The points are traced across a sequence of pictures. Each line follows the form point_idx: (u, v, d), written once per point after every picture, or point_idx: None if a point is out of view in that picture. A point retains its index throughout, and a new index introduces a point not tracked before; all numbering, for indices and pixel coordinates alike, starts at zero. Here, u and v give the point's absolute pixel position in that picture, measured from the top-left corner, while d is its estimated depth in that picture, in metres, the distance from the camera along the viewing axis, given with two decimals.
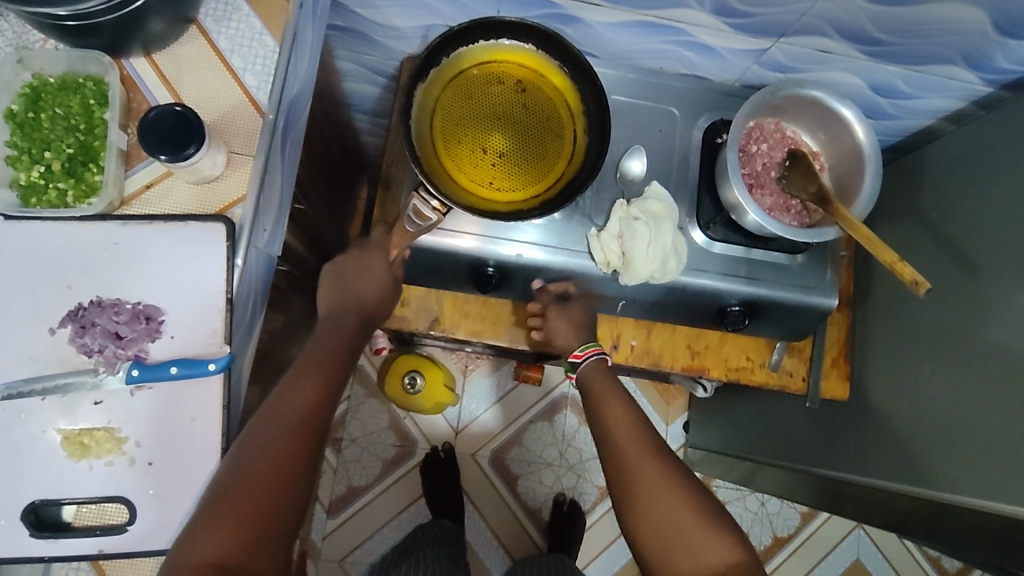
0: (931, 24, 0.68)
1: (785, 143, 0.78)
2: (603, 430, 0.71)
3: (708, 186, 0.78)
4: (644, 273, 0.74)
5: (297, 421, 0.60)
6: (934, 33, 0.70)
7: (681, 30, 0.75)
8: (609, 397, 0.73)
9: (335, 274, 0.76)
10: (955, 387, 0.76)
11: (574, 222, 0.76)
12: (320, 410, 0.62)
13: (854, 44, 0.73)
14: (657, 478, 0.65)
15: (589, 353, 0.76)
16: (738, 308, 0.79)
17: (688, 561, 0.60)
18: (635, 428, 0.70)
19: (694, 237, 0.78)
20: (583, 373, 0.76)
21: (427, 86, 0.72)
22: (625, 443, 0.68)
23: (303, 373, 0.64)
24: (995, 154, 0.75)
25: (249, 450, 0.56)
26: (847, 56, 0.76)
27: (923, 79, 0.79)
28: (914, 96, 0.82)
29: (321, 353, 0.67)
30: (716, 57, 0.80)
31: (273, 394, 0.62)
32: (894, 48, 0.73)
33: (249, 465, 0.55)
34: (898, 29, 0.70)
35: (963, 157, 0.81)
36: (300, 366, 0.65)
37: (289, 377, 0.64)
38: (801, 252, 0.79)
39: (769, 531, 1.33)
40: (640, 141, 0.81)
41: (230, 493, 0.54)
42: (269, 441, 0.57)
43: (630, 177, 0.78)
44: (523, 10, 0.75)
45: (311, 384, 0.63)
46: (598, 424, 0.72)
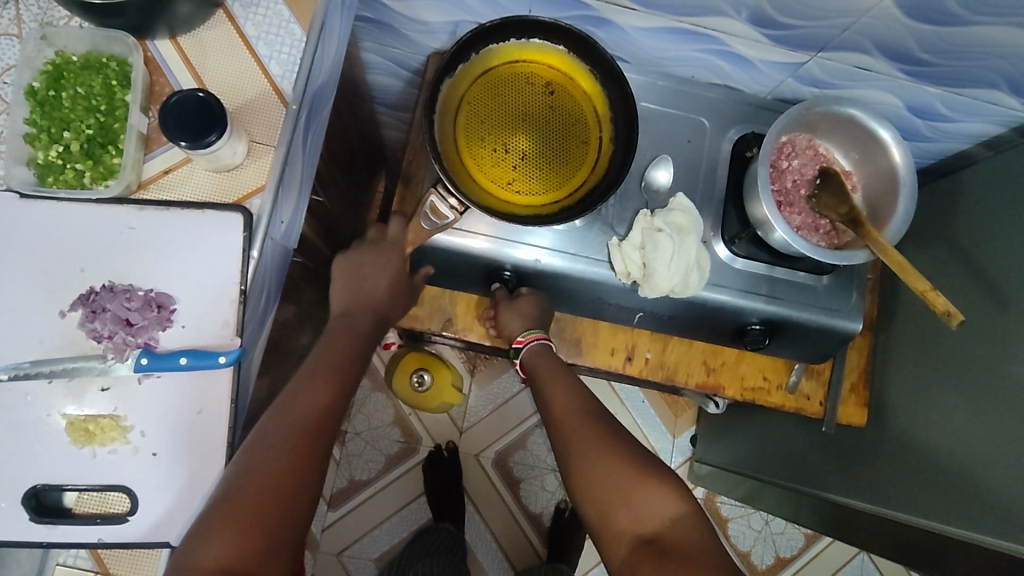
0: (978, 47, 0.66)
1: (817, 160, 0.76)
2: (550, 408, 0.70)
3: (735, 200, 0.77)
4: (665, 287, 0.72)
5: (310, 422, 0.59)
6: (980, 56, 0.67)
7: (717, 39, 0.73)
8: (560, 382, 0.72)
9: (348, 269, 0.75)
10: (979, 420, 0.74)
11: (596, 229, 0.74)
12: (331, 411, 0.61)
13: (895, 62, 0.71)
14: (600, 441, 0.64)
15: (532, 337, 0.76)
16: (758, 327, 0.78)
17: (632, 520, 0.59)
18: (578, 402, 0.70)
19: (717, 251, 0.76)
20: (528, 359, 0.76)
21: (454, 82, 0.71)
22: (572, 417, 0.68)
23: (316, 372, 0.64)
24: None
25: (262, 450, 0.55)
26: (887, 75, 0.74)
27: (963, 102, 0.76)
28: (952, 119, 0.80)
29: (333, 352, 0.67)
30: (750, 68, 0.78)
31: (285, 393, 0.61)
32: (936, 69, 0.71)
33: (260, 467, 0.54)
34: (942, 50, 0.67)
35: (1001, 186, 0.78)
36: (312, 364, 0.64)
37: (301, 376, 0.63)
38: (827, 273, 0.77)
39: (772, 550, 1.31)
40: (667, 150, 0.80)
41: (241, 495, 0.53)
42: (282, 443, 0.56)
43: (655, 187, 0.76)
44: (555, 11, 0.73)
45: (324, 383, 0.62)
46: (544, 402, 0.72)
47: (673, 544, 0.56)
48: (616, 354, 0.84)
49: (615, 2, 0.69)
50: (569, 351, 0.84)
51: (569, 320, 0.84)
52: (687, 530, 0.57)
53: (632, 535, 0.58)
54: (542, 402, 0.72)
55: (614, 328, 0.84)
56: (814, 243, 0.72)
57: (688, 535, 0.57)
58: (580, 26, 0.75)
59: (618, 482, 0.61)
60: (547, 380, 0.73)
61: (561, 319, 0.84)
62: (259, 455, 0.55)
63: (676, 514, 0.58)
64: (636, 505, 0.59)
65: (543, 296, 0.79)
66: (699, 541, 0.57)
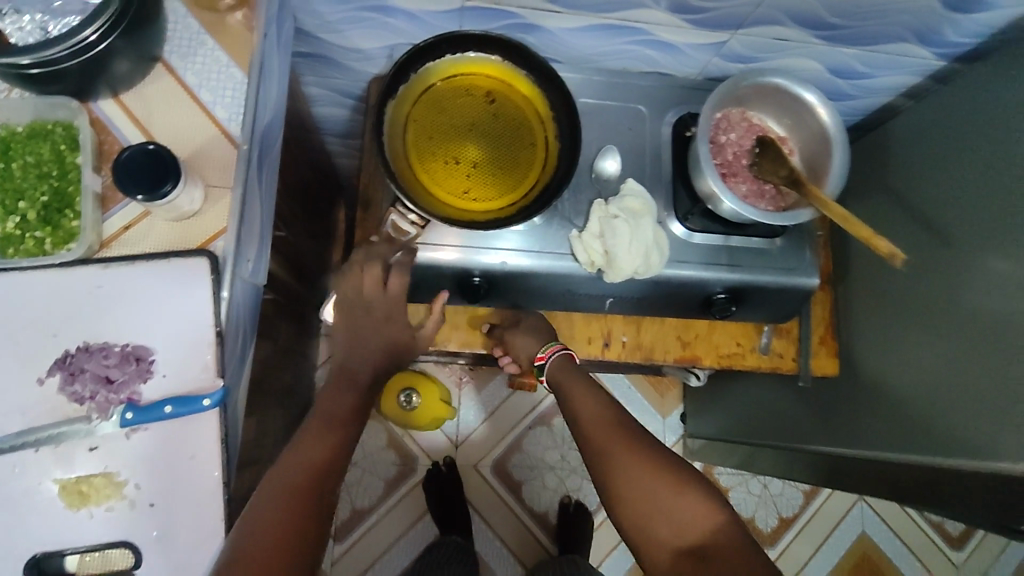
0: (882, 5, 0.70)
1: (753, 131, 0.80)
2: (575, 419, 0.72)
3: (682, 179, 0.80)
4: (629, 270, 0.74)
5: (309, 475, 0.60)
6: (885, 14, 0.72)
7: (641, 29, 0.77)
8: (581, 392, 0.74)
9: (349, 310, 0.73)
10: (942, 351, 0.78)
11: (555, 224, 0.77)
12: (331, 464, 0.62)
13: (809, 30, 0.76)
14: (629, 450, 0.66)
15: (553, 350, 0.78)
16: (723, 295, 0.81)
17: (670, 530, 0.61)
18: (602, 411, 0.71)
19: (674, 230, 0.80)
20: (553, 370, 0.78)
21: (398, 102, 0.73)
22: (601, 425, 0.70)
23: (314, 427, 0.65)
24: (958, 124, 0.78)
25: (264, 506, 0.56)
26: (804, 42, 0.78)
27: (878, 58, 0.81)
28: (871, 75, 0.85)
29: (333, 405, 0.68)
30: (677, 53, 0.82)
31: (287, 450, 0.63)
32: (848, 31, 0.76)
33: (261, 522, 0.55)
34: (848, 12, 0.72)
35: (925, 130, 0.83)
36: (310, 420, 0.66)
37: (301, 433, 0.64)
38: (779, 235, 0.80)
39: (774, 513, 1.36)
40: (612, 140, 0.83)
41: (245, 553, 0.53)
42: (283, 493, 0.58)
43: (605, 177, 0.79)
44: (485, 23, 0.76)
45: (323, 438, 0.64)
46: (571, 414, 0.73)
47: (711, 551, 0.59)
48: (593, 341, 0.86)
49: (540, 8, 0.73)
50: None
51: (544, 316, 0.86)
52: (727, 536, 0.60)
53: (672, 545, 0.60)
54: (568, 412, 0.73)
55: (587, 317, 0.87)
56: (762, 208, 0.76)
57: (725, 541, 0.59)
58: (511, 35, 0.78)
59: (653, 492, 0.63)
60: (569, 391, 0.75)
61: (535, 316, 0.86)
62: (260, 512, 0.56)
63: (714, 520, 0.61)
64: (673, 513, 0.61)
65: (515, 296, 0.82)
66: (742, 547, 0.59)
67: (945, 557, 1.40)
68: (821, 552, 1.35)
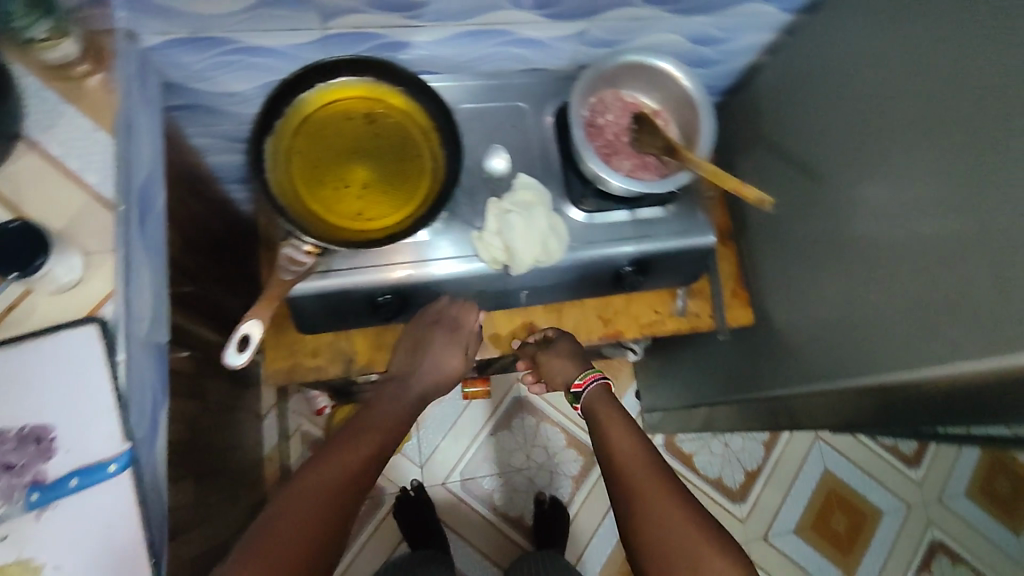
0: None
1: (627, 109, 0.84)
2: (610, 453, 0.75)
3: (570, 165, 0.82)
4: (531, 259, 0.76)
5: (325, 496, 0.64)
6: None
7: (503, 30, 0.79)
8: (618, 427, 0.77)
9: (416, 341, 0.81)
10: (836, 282, 0.81)
11: (455, 229, 0.78)
12: (349, 489, 0.66)
13: (659, 6, 0.79)
14: (664, 494, 0.68)
15: (589, 379, 0.83)
16: (631, 268, 0.84)
17: None
18: (640, 450, 0.74)
19: (571, 215, 0.82)
20: (588, 399, 0.82)
21: (276, 137, 0.73)
22: (634, 465, 0.71)
23: (336, 450, 0.69)
24: (813, 70, 0.82)
25: (279, 524, 0.61)
26: (659, 17, 0.82)
27: (730, 22, 0.86)
28: (729, 38, 0.90)
29: (357, 430, 0.72)
30: (545, 47, 0.85)
31: (307, 469, 0.66)
32: (694, 1, 0.80)
33: (277, 533, 0.60)
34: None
35: (788, 81, 0.88)
36: (333, 442, 0.70)
37: (322, 454, 0.68)
38: (670, 203, 0.84)
39: (740, 468, 1.42)
40: (499, 139, 0.85)
41: (258, 569, 0.58)
42: (317, 490, 0.64)
43: (496, 176, 0.81)
44: (351, 48, 0.78)
45: (342, 461, 0.67)
46: (607, 450, 0.75)
47: None
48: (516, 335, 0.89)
49: (400, 24, 0.75)
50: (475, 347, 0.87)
51: None
52: None
53: None
54: (603, 446, 0.76)
55: (508, 313, 0.89)
56: (647, 180, 0.79)
57: None
58: (380, 55, 0.79)
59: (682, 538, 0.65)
60: (607, 421, 0.78)
61: None
62: (278, 528, 0.60)
63: None
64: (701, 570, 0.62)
65: None
66: None
67: (903, 477, 1.47)
68: (790, 497, 1.42)
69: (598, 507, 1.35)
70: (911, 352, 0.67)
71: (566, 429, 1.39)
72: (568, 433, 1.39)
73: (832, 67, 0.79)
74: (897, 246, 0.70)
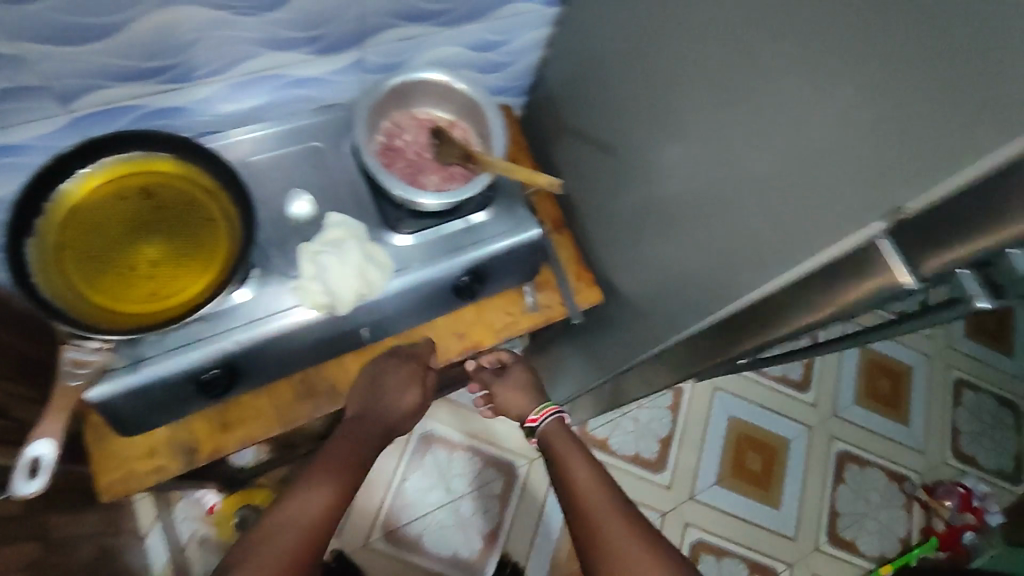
0: None
1: (423, 126, 0.83)
2: (573, 486, 0.78)
3: (377, 193, 0.80)
4: (352, 295, 0.74)
5: (313, 520, 0.67)
6: None
7: (270, 75, 0.78)
8: (578, 460, 0.80)
9: (372, 377, 0.81)
10: (660, 243, 0.84)
11: (271, 284, 0.74)
12: (332, 512, 0.69)
13: (422, 23, 0.80)
14: (632, 534, 0.70)
15: (547, 412, 0.89)
16: (466, 277, 0.82)
17: None
18: (597, 482, 0.77)
19: (391, 242, 0.79)
20: (542, 431, 0.87)
21: (40, 236, 0.67)
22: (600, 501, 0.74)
23: (323, 467, 0.73)
24: (591, 54, 0.86)
25: (268, 551, 0.63)
26: (428, 33, 0.83)
27: (502, 24, 0.88)
28: (508, 40, 0.92)
29: (346, 450, 0.76)
30: (325, 83, 0.83)
31: (294, 492, 0.69)
32: (456, 12, 0.81)
33: (274, 554, 0.63)
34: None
35: (574, 68, 0.91)
36: (317, 463, 0.73)
37: (311, 474, 0.72)
38: (489, 206, 0.83)
39: (652, 438, 1.45)
40: (300, 181, 0.81)
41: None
42: (287, 525, 0.66)
43: (300, 221, 0.78)
44: (109, 124, 0.73)
45: (328, 482, 0.71)
46: (569, 484, 0.78)
47: None
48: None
49: (155, 89, 0.72)
50: (332, 399, 0.82)
51: (317, 371, 0.82)
52: None
53: None
54: (566, 480, 0.78)
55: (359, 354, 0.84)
56: (457, 188, 0.78)
57: None
58: (145, 124, 0.75)
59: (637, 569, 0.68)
60: (563, 458, 0.81)
61: (307, 377, 0.82)
62: (270, 549, 0.64)
63: None
64: None
65: (269, 371, 0.77)
66: None
67: (799, 402, 1.56)
68: (705, 452, 1.47)
69: (527, 518, 1.35)
70: (739, 278, 0.70)
71: (478, 452, 1.37)
72: (481, 453, 1.38)
73: (602, 45, 0.82)
74: (693, 196, 0.73)
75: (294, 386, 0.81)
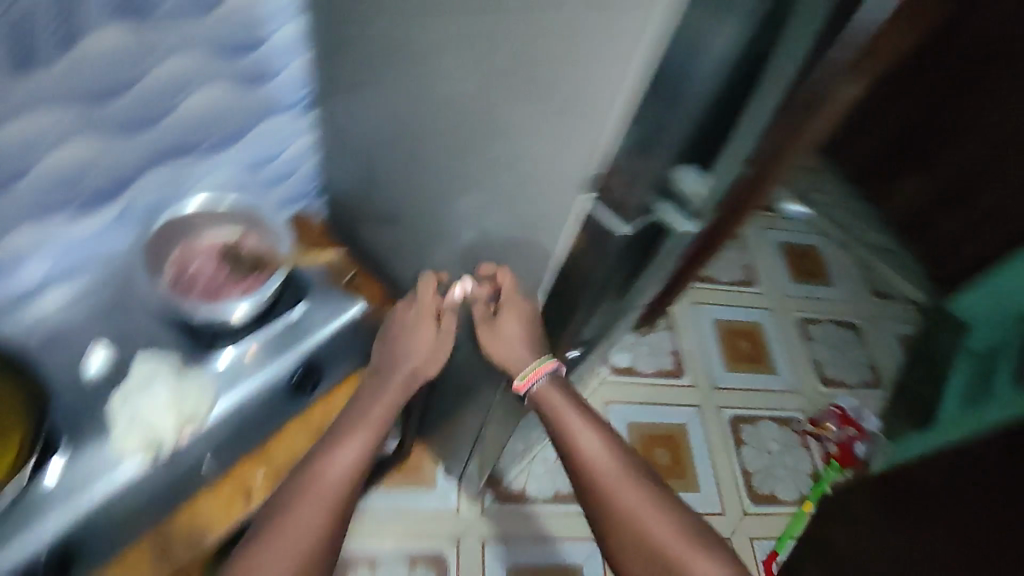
0: (206, 111, 0.78)
1: (210, 251, 0.80)
2: (583, 456, 0.74)
3: (179, 324, 0.78)
4: (172, 428, 0.73)
5: None
6: (218, 115, 0.80)
7: (20, 257, 0.73)
8: (584, 425, 0.75)
9: (387, 344, 0.80)
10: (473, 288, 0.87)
11: (77, 458, 0.69)
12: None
13: (177, 159, 0.81)
14: (652, 511, 0.71)
15: (545, 369, 0.77)
16: (300, 374, 0.82)
17: None
18: (608, 456, 0.74)
19: (210, 365, 0.77)
20: (537, 393, 0.77)
21: None
22: (615, 478, 0.72)
23: (279, 536, 0.65)
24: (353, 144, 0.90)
25: None
26: (187, 167, 0.82)
27: (263, 142, 0.89)
28: (277, 156, 0.93)
29: (310, 502, 0.67)
30: (89, 245, 0.78)
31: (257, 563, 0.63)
32: (210, 141, 0.82)
33: None
34: (192, 129, 0.79)
35: (343, 160, 0.95)
36: (271, 534, 0.65)
37: (272, 537, 0.65)
38: (303, 299, 0.83)
39: (565, 473, 1.47)
40: (89, 348, 0.77)
41: None
42: None
43: (98, 375, 0.75)
44: None
45: (292, 555, 0.64)
46: (575, 456, 0.74)
47: None
48: (233, 503, 0.78)
49: None
50: (194, 543, 0.75)
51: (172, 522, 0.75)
52: None
53: None
54: (567, 446, 0.75)
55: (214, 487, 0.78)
56: (262, 287, 0.78)
57: None
58: None
59: (657, 537, 0.70)
60: (567, 427, 0.75)
61: (161, 533, 0.74)
62: None
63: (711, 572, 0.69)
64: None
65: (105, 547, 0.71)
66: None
67: (679, 387, 1.66)
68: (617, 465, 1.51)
69: None
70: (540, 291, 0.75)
71: (402, 553, 1.31)
72: (405, 554, 1.31)
73: (353, 134, 0.89)
74: (473, 233, 0.79)
75: (149, 546, 0.73)
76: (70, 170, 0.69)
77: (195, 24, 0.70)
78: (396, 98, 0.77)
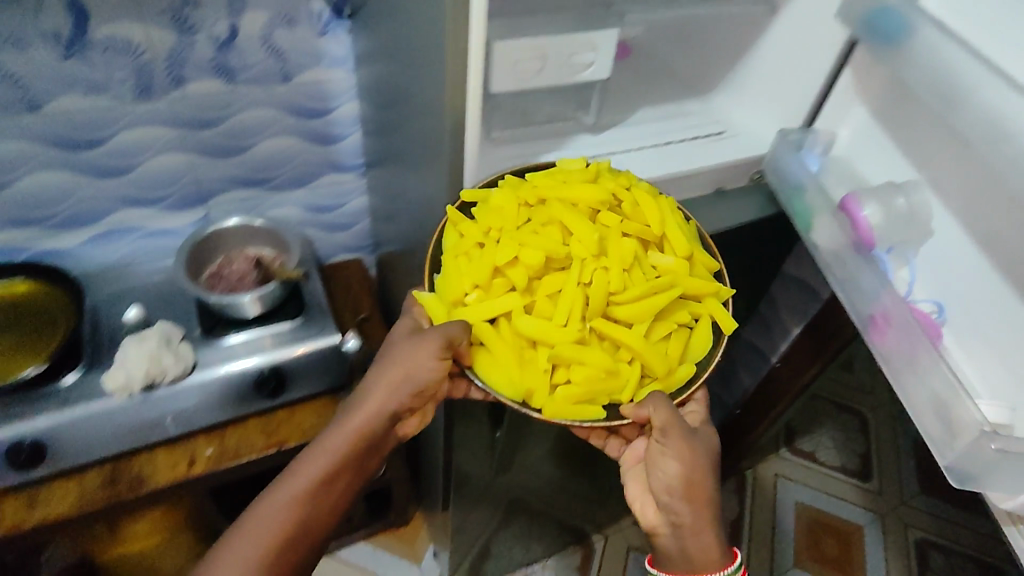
0: (278, 154, 1.00)
1: (249, 260, 1.00)
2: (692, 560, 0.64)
3: (201, 308, 0.95)
4: (143, 374, 0.86)
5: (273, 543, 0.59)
6: (286, 161, 1.01)
7: (132, 227, 0.99)
8: (703, 529, 0.63)
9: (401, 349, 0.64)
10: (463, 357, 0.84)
11: (75, 394, 0.85)
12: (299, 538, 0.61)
13: (249, 187, 1.02)
14: None
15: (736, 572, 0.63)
16: (267, 376, 0.93)
17: None
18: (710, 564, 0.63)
19: (213, 345, 0.93)
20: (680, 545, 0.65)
21: None
22: None
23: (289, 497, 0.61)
24: (380, 193, 1.01)
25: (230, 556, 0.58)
26: (260, 196, 1.04)
27: (323, 190, 1.08)
28: (335, 204, 1.11)
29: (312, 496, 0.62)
30: (174, 233, 1.03)
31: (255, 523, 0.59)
32: (278, 180, 1.03)
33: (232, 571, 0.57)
34: (263, 166, 1.00)
35: (377, 204, 1.05)
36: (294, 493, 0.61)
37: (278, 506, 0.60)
38: (297, 317, 0.96)
39: None
40: (136, 299, 0.97)
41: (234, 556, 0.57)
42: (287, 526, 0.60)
43: (127, 323, 0.93)
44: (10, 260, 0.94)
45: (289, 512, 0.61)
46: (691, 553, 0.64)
47: None
48: (176, 466, 0.89)
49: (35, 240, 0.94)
50: (134, 489, 0.86)
51: (130, 459, 0.88)
52: None
53: None
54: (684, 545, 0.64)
55: (172, 445, 0.91)
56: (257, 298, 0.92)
57: None
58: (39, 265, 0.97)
59: None
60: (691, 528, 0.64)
61: (116, 468, 0.87)
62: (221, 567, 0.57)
63: None
64: None
65: (70, 466, 0.85)
66: None
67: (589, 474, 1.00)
68: None
69: None
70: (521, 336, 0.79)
71: None
72: None
73: (379, 184, 1.00)
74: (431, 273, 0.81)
75: (101, 478, 0.86)
76: (168, 174, 0.95)
77: (275, 103, 0.93)
78: (395, 150, 0.85)
